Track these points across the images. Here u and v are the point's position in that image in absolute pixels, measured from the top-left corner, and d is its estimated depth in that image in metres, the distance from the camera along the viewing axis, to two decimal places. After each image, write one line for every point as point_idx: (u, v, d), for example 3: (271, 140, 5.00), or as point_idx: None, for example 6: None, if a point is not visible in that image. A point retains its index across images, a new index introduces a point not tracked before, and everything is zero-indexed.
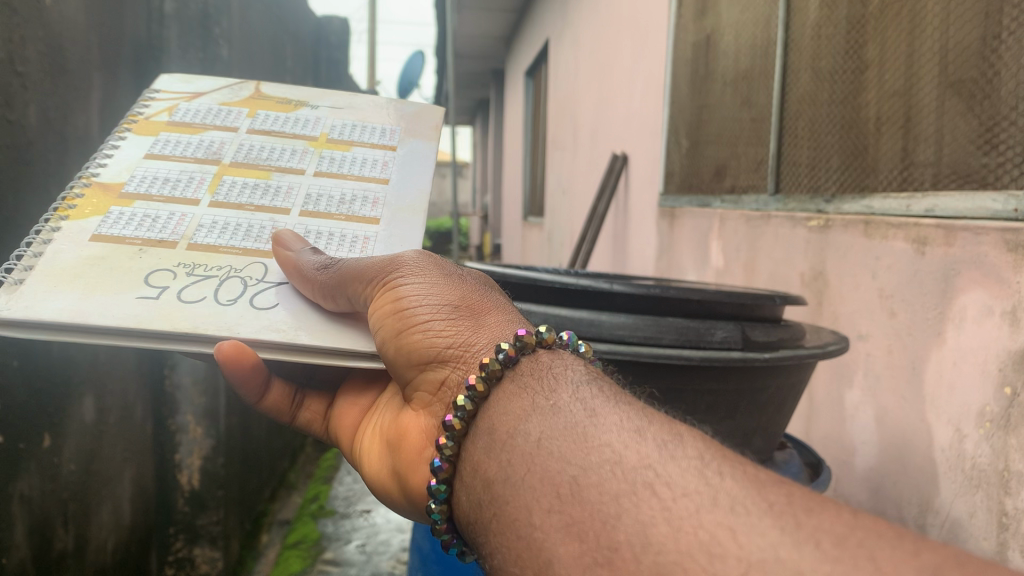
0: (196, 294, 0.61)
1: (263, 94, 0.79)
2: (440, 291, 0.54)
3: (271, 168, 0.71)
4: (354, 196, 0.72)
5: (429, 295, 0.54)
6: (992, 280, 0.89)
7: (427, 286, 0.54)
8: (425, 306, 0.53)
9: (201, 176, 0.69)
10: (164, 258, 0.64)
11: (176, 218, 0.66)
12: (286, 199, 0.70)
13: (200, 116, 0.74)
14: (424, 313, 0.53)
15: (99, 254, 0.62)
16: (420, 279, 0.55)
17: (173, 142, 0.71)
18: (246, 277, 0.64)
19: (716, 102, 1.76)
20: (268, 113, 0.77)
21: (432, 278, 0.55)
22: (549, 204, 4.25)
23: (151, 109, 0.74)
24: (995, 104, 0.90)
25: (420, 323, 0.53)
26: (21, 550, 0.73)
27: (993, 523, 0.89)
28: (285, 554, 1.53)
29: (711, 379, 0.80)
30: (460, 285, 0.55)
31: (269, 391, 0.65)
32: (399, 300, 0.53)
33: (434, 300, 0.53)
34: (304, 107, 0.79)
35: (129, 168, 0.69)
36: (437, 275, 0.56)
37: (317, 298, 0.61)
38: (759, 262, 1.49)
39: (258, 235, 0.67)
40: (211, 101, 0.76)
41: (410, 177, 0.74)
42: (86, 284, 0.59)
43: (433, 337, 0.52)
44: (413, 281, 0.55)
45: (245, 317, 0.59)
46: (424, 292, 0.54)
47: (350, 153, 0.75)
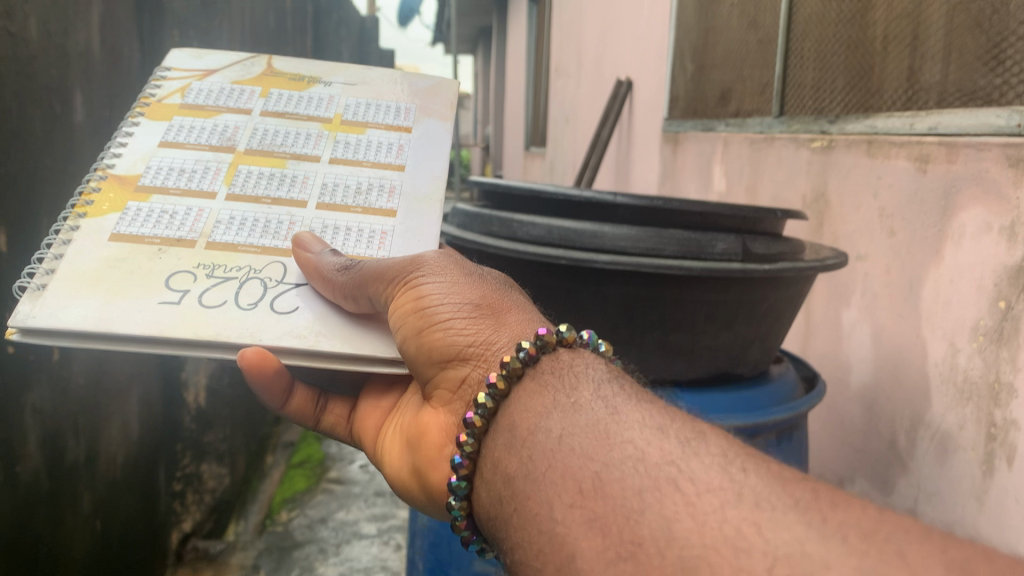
0: (217, 298, 0.62)
1: (275, 68, 0.80)
2: (463, 287, 0.55)
3: (286, 156, 0.73)
4: (370, 185, 0.72)
5: (453, 293, 0.54)
6: (993, 198, 0.89)
7: (450, 283, 0.55)
8: (450, 301, 0.54)
9: (216, 167, 0.71)
10: (185, 258, 0.65)
11: (193, 214, 0.68)
12: (302, 190, 0.71)
13: (212, 98, 0.76)
14: (449, 307, 0.54)
15: (119, 255, 0.64)
16: (444, 276, 0.56)
17: (187, 128, 0.73)
18: (265, 277, 0.65)
19: (724, 23, 1.75)
20: (281, 92, 0.78)
21: (454, 276, 0.56)
22: (551, 133, 4.26)
23: (163, 90, 0.76)
24: (1004, 20, 0.88)
25: (445, 319, 0.53)
26: (34, 459, 0.74)
27: (982, 433, 0.90)
28: (290, 475, 1.59)
29: (710, 288, 0.81)
30: (483, 283, 0.56)
31: (292, 396, 0.65)
32: (422, 295, 0.54)
33: (457, 296, 0.54)
34: (317, 84, 0.79)
35: (144, 158, 0.70)
36: (459, 273, 0.57)
37: (339, 300, 0.62)
38: (760, 185, 1.49)
39: (276, 232, 0.68)
40: (224, 79, 0.78)
41: (426, 160, 0.75)
42: (110, 287, 0.62)
43: (456, 332, 0.53)
44: (438, 277, 0.56)
45: (266, 320, 0.61)
46: (447, 290, 0.55)
47: (365, 136, 0.75)
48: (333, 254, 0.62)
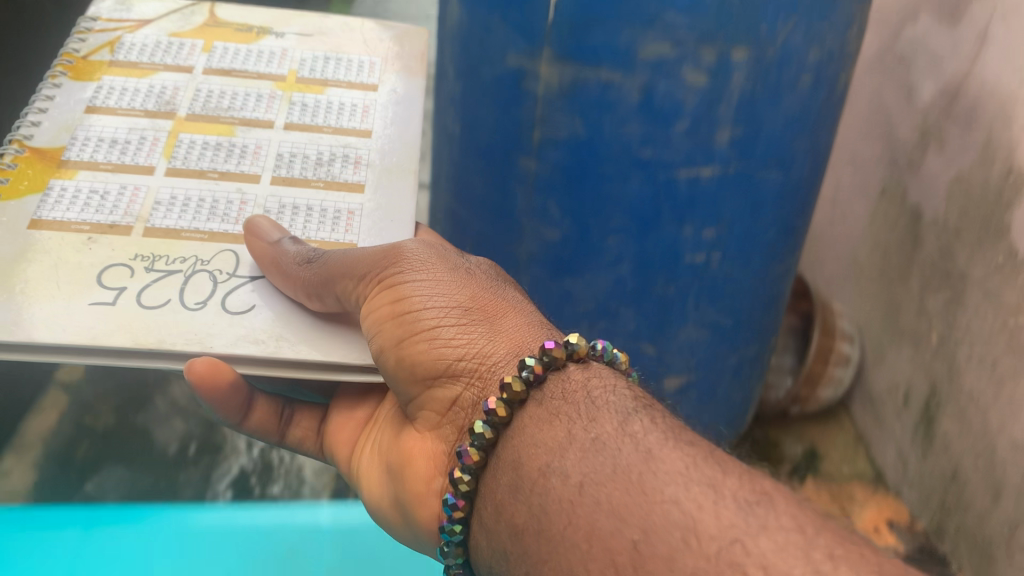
0: (158, 296, 0.53)
1: (219, 20, 0.71)
2: (446, 287, 0.46)
3: (234, 122, 0.63)
4: (333, 155, 0.63)
5: (435, 293, 0.46)
6: None
7: (432, 281, 0.46)
8: (431, 306, 0.45)
9: (153, 136, 0.62)
10: (119, 248, 0.55)
11: (127, 194, 0.58)
12: (254, 161, 0.61)
13: (148, 55, 0.67)
14: (430, 314, 0.45)
15: (41, 246, 0.54)
16: (424, 271, 0.47)
17: (118, 90, 0.64)
18: (214, 270, 0.55)
19: None
20: (226, 45, 0.69)
21: (437, 270, 0.47)
22: None
23: (89, 47, 0.67)
24: None
25: (427, 328, 0.45)
26: None
27: None
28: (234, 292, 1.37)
29: None
30: (471, 279, 0.47)
31: (253, 410, 0.56)
32: (399, 299, 0.46)
33: (439, 299, 0.46)
34: (268, 36, 0.71)
35: (69, 128, 0.61)
36: (443, 268, 0.48)
37: (300, 298, 0.53)
38: None
39: (226, 214, 0.58)
40: (161, 31, 0.70)
41: (398, 125, 0.66)
42: (31, 285, 0.52)
43: (438, 343, 0.44)
44: (417, 274, 0.47)
45: (217, 321, 0.52)
46: (428, 292, 0.46)
47: (325, 96, 0.67)
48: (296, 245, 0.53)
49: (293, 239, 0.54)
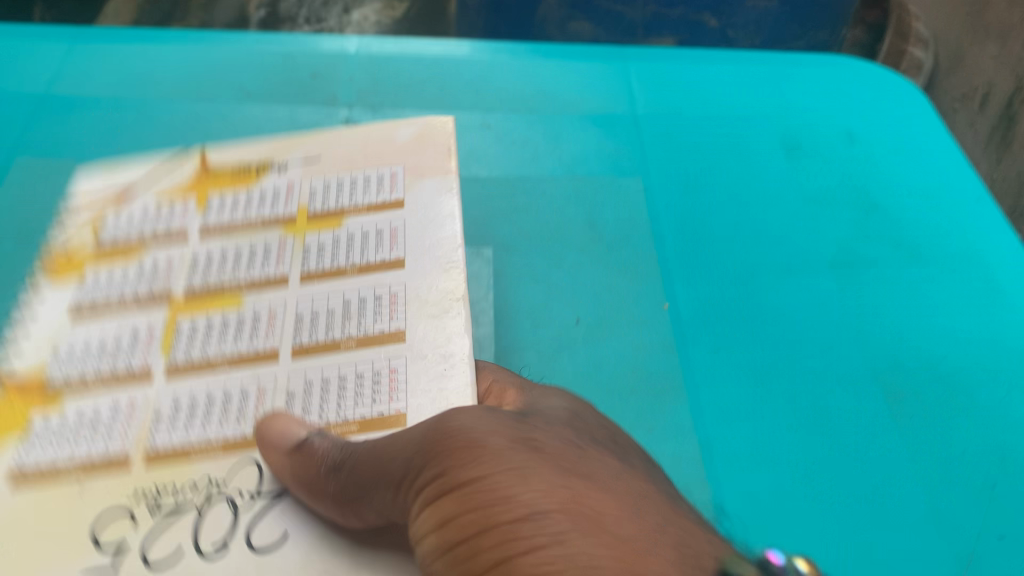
0: (168, 545, 0.41)
1: (212, 167, 0.61)
2: (557, 459, 0.33)
3: (242, 287, 0.52)
4: (362, 302, 0.50)
5: (535, 459, 0.32)
6: None
7: (523, 447, 0.33)
8: (542, 472, 0.31)
9: (147, 329, 0.51)
10: (117, 486, 0.43)
11: (122, 412, 0.47)
12: (270, 333, 0.49)
13: (135, 228, 0.57)
14: (530, 476, 0.31)
15: (21, 508, 0.43)
16: (511, 436, 0.34)
17: (103, 280, 0.54)
18: (235, 492, 0.42)
19: None
20: (221, 197, 0.59)
21: (526, 436, 0.34)
22: None
23: (69, 234, 0.57)
24: None
25: (524, 492, 0.30)
26: None
27: None
28: None
29: None
30: (583, 454, 0.34)
31: None
32: (487, 463, 0.31)
33: (545, 465, 0.32)
34: (269, 172, 0.60)
35: (50, 341, 0.51)
36: (542, 437, 0.35)
37: (337, 516, 0.39)
38: None
39: (241, 413, 0.46)
40: (147, 195, 0.59)
41: (435, 243, 0.53)
42: (12, 565, 0.40)
43: (545, 511, 0.29)
44: (502, 441, 0.33)
45: (244, 567, 0.39)
46: (519, 456, 0.32)
47: (343, 230, 0.55)
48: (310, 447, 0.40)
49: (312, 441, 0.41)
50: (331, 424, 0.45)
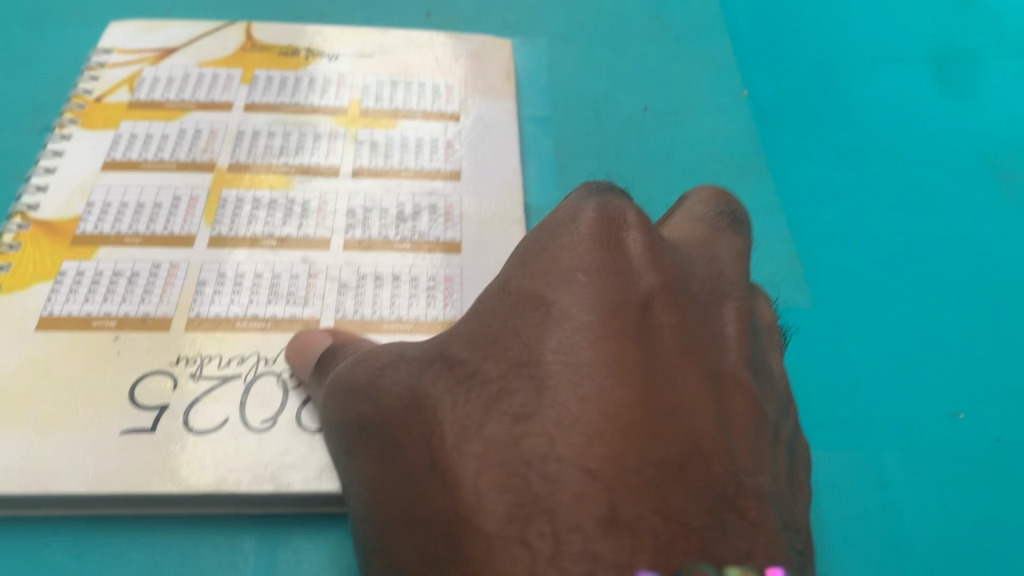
0: (213, 415, 0.40)
1: (258, 42, 0.58)
2: (525, 386, 0.23)
3: (290, 170, 0.50)
4: (417, 207, 0.49)
5: (504, 361, 0.24)
6: None
7: (506, 307, 0.25)
8: (492, 412, 0.23)
9: (189, 197, 0.49)
10: (156, 347, 0.42)
11: (162, 274, 0.45)
12: (321, 221, 0.48)
13: (175, 92, 0.54)
14: (487, 392, 0.24)
15: (52, 353, 0.41)
16: (493, 288, 0.26)
17: (140, 139, 0.52)
18: (284, 371, 0.42)
19: None
20: (268, 74, 0.56)
21: (525, 266, 0.26)
22: None
23: (103, 85, 0.54)
24: None
25: (467, 419, 0.23)
26: None
27: None
28: None
29: None
30: (593, 299, 0.24)
31: None
32: (428, 371, 0.26)
33: (500, 397, 0.23)
34: (320, 59, 0.57)
35: (83, 192, 0.48)
36: (518, 318, 0.25)
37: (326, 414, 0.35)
38: None
39: (291, 295, 0.44)
40: (188, 59, 0.56)
41: (492, 162, 0.53)
42: (44, 410, 0.39)
43: (477, 493, 0.22)
44: (471, 311, 0.27)
45: (293, 446, 0.39)
46: (484, 340, 0.25)
47: (398, 131, 0.53)
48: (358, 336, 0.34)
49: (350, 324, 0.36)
50: (386, 320, 0.44)
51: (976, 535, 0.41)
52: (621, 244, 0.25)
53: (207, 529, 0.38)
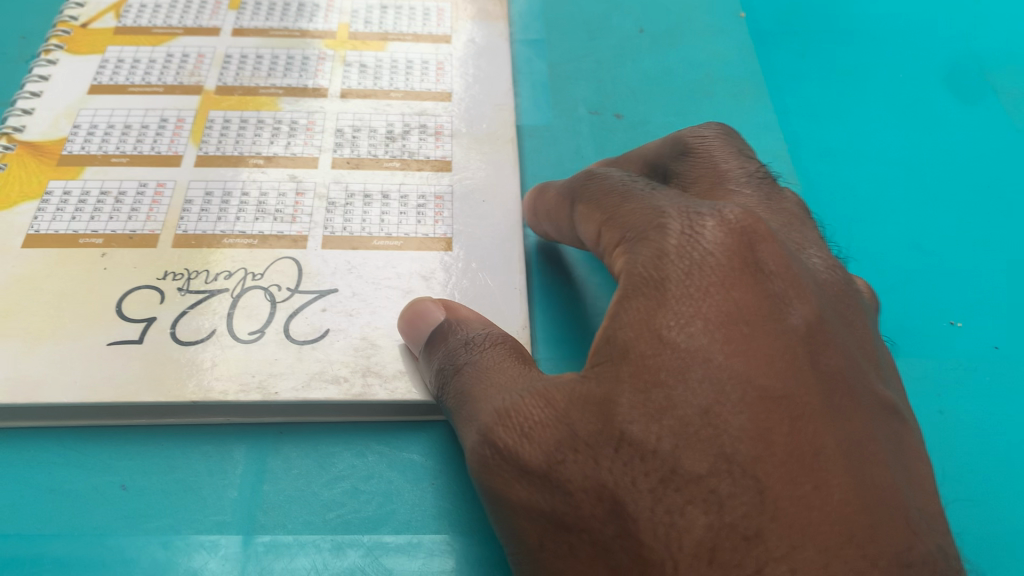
0: (201, 326, 0.40)
1: None
2: (705, 423, 0.26)
3: (279, 92, 0.50)
4: (407, 126, 0.49)
5: (672, 397, 0.27)
6: None
7: (656, 339, 0.28)
8: (680, 450, 0.27)
9: (176, 118, 0.48)
10: (143, 262, 0.42)
11: (149, 193, 0.44)
12: (310, 140, 0.47)
13: (162, 17, 0.54)
14: (666, 426, 0.27)
15: (38, 269, 0.41)
16: (630, 312, 0.29)
17: (127, 63, 0.51)
18: (271, 284, 0.41)
19: None
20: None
21: (662, 296, 0.29)
22: None
23: (88, 12, 0.54)
24: None
25: (648, 455, 0.27)
26: None
27: None
28: None
29: None
30: (747, 335, 0.27)
31: None
32: (565, 459, 0.28)
33: (689, 436, 0.27)
34: None
35: (69, 114, 0.48)
36: (650, 370, 0.28)
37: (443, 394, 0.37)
38: None
39: (279, 212, 0.44)
40: None
41: (484, 83, 0.52)
42: (30, 323, 0.39)
43: (689, 531, 0.26)
44: (591, 370, 0.30)
45: (282, 355, 0.39)
46: (645, 372, 0.28)
47: (388, 53, 0.53)
48: (439, 338, 0.36)
49: (420, 319, 0.37)
50: (375, 237, 0.44)
51: (972, 441, 0.40)
52: (740, 251, 0.29)
53: (194, 439, 0.38)
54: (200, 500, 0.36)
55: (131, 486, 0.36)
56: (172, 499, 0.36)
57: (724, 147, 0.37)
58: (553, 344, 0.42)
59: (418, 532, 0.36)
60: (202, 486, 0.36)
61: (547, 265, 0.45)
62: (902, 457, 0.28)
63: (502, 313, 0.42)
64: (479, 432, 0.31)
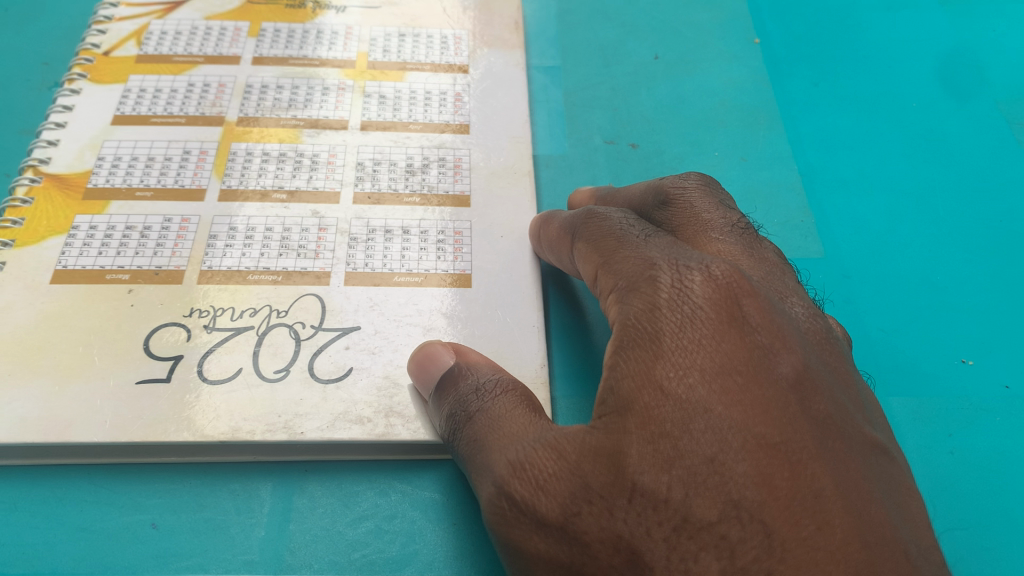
0: (227, 365, 0.40)
1: None
2: (711, 472, 0.27)
3: (299, 124, 0.50)
4: (426, 159, 0.49)
5: (679, 447, 0.28)
6: None
7: (657, 391, 0.29)
8: (690, 499, 0.27)
9: (198, 151, 0.49)
10: (169, 299, 0.42)
11: (174, 228, 0.45)
12: (330, 174, 0.48)
13: (182, 45, 0.54)
14: (676, 476, 0.27)
15: (67, 306, 0.42)
16: (629, 364, 0.30)
17: (149, 93, 0.52)
18: (295, 322, 0.42)
19: None
20: (275, 27, 0.56)
21: (659, 348, 0.30)
22: None
23: (110, 40, 0.54)
24: None
25: (661, 505, 0.27)
26: None
27: None
28: None
29: None
30: (742, 386, 0.28)
31: None
32: (579, 515, 0.29)
33: (698, 484, 0.27)
34: (327, 11, 0.57)
35: (93, 146, 0.49)
36: (655, 425, 0.28)
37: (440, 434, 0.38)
38: None
39: (302, 248, 0.45)
40: (195, 12, 0.56)
41: (501, 114, 0.53)
42: (60, 360, 0.40)
43: None
44: (595, 425, 0.30)
45: (307, 395, 0.40)
46: (651, 423, 0.28)
47: (406, 83, 0.53)
48: (451, 382, 0.36)
49: (431, 364, 0.38)
50: (396, 274, 0.45)
51: (983, 482, 0.41)
52: (733, 304, 0.30)
53: (222, 477, 0.39)
54: (229, 538, 0.37)
55: (162, 525, 0.37)
56: (202, 538, 0.37)
57: (703, 198, 0.39)
58: (570, 380, 0.44)
59: (440, 572, 0.36)
60: (231, 524, 0.37)
61: (565, 303, 0.47)
62: (894, 494, 0.29)
63: (521, 350, 0.42)
64: (492, 484, 0.31)
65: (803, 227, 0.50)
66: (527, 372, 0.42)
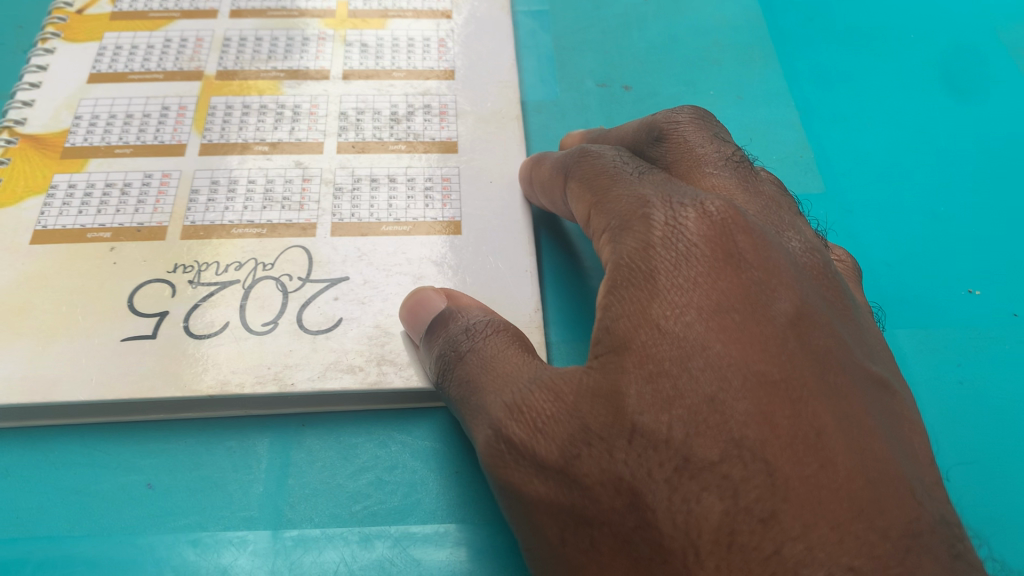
0: (213, 319, 0.39)
1: None
2: (712, 411, 0.26)
3: (280, 75, 0.49)
4: (411, 107, 0.48)
5: (678, 386, 0.27)
6: None
7: (654, 330, 0.28)
8: (691, 438, 0.26)
9: (178, 106, 0.47)
10: (152, 256, 0.42)
11: (154, 184, 0.44)
12: (313, 124, 0.47)
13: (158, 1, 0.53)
14: (676, 415, 0.27)
15: (49, 266, 0.41)
16: (624, 304, 0.29)
17: (125, 50, 0.50)
18: (282, 274, 0.41)
19: None
20: None
21: (654, 287, 0.29)
22: None
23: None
24: None
25: (661, 445, 0.26)
26: None
27: None
28: None
29: None
30: (740, 322, 0.27)
31: None
32: (579, 457, 0.28)
33: (699, 423, 0.26)
34: None
35: (69, 105, 0.47)
36: (652, 365, 0.27)
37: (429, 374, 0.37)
38: None
39: (286, 200, 0.44)
40: None
41: (486, 59, 0.51)
42: (43, 321, 0.39)
43: (706, 517, 0.25)
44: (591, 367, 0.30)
45: (296, 347, 0.39)
46: (649, 361, 0.27)
47: (389, 31, 0.52)
48: (440, 325, 0.36)
49: (423, 308, 0.37)
50: (383, 223, 0.44)
51: (992, 411, 0.40)
52: (727, 239, 0.29)
53: (216, 433, 0.38)
54: (227, 496, 0.36)
55: (157, 485, 0.36)
56: (199, 497, 0.36)
57: (698, 132, 0.37)
58: (566, 325, 0.43)
59: (442, 522, 0.36)
60: (228, 482, 0.37)
61: (559, 248, 0.46)
62: (897, 429, 0.28)
63: (515, 295, 0.41)
64: (489, 430, 0.31)
65: (802, 162, 0.49)
66: (521, 317, 0.41)
